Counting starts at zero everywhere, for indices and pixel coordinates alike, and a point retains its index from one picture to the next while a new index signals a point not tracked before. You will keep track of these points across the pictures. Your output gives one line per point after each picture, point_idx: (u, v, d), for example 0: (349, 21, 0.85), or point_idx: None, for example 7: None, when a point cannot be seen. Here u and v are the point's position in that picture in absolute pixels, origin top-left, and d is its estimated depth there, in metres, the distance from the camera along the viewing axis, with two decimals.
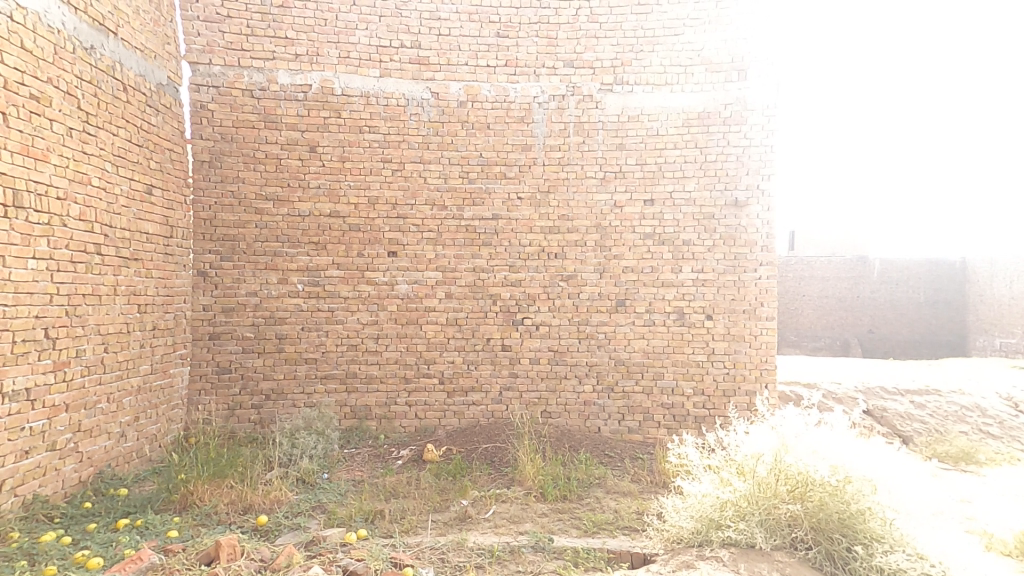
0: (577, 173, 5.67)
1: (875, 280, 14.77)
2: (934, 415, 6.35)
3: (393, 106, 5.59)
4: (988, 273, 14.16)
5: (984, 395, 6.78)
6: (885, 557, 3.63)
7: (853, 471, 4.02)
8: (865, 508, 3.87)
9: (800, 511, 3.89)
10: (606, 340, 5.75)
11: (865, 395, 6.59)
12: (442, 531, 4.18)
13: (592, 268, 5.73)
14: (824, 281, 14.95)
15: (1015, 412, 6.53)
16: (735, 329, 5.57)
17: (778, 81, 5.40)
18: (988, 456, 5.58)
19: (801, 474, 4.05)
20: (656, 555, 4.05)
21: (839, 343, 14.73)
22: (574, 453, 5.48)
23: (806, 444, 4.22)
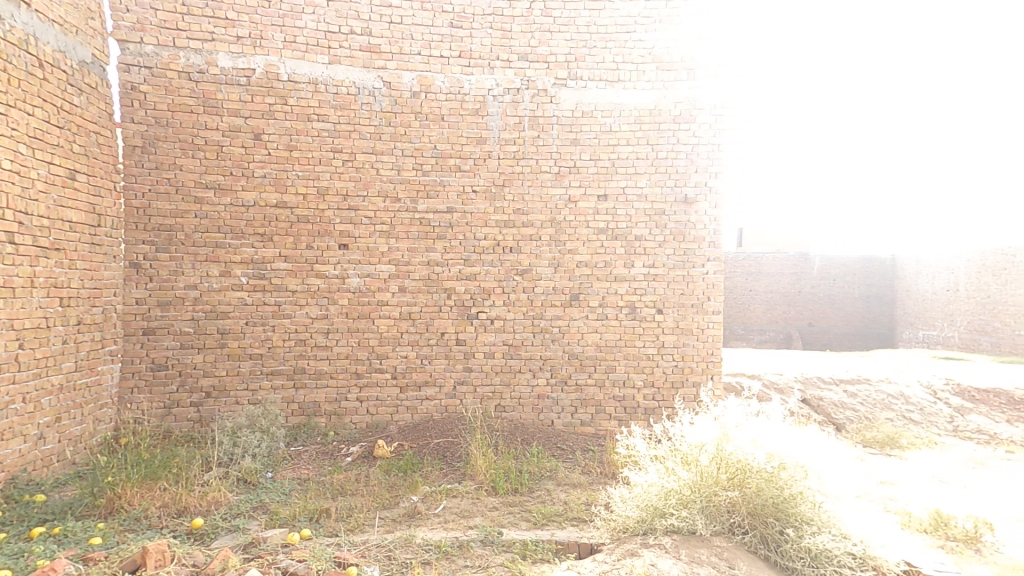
0: (532, 167, 5.67)
1: (817, 276, 15.50)
2: (864, 403, 6.71)
3: (343, 95, 5.44)
4: (914, 269, 14.96)
5: (908, 383, 7.19)
6: (813, 538, 3.83)
7: (786, 457, 4.21)
8: (797, 492, 4.05)
9: (738, 497, 4.05)
10: (560, 334, 5.76)
11: (803, 385, 6.89)
12: (390, 528, 4.11)
13: (547, 262, 5.76)
14: (769, 276, 15.58)
15: (934, 399, 6.95)
16: (684, 323, 5.57)
17: (726, 81, 5.40)
18: (910, 441, 5.92)
19: (741, 461, 4.20)
20: (602, 545, 4.13)
21: (783, 335, 15.39)
22: (526, 447, 5.47)
23: (747, 433, 4.39)
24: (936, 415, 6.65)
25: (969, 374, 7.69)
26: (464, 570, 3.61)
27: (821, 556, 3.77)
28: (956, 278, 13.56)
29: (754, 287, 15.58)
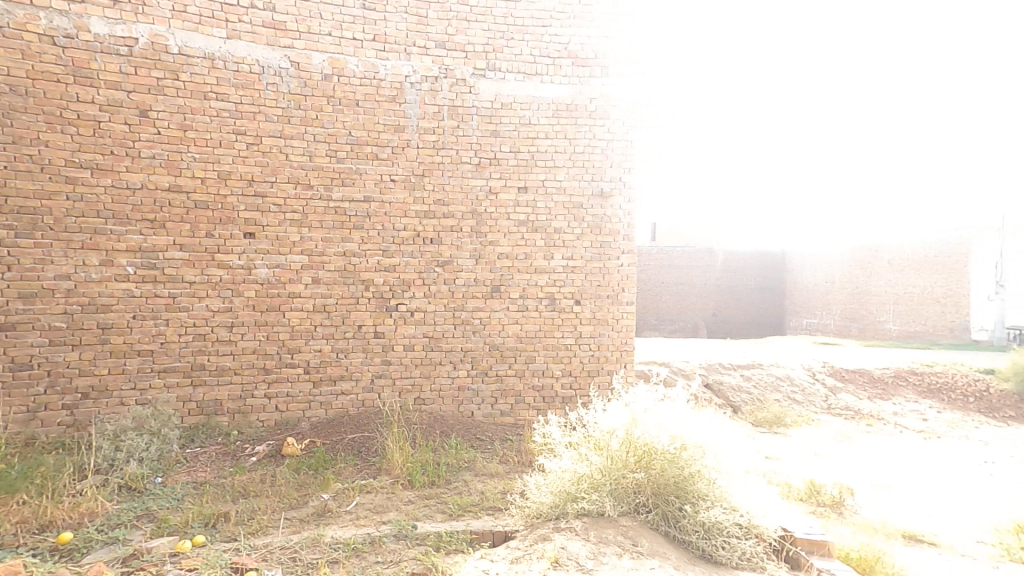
0: (452, 158, 5.57)
1: (717, 270, 17.76)
2: (757, 386, 7.28)
3: (245, 72, 5.10)
4: (799, 266, 17.95)
5: (793, 366, 7.91)
6: (707, 512, 4.10)
7: (687, 438, 4.44)
8: (695, 470, 4.32)
9: (643, 479, 4.30)
10: (481, 326, 5.76)
11: (706, 370, 7.36)
12: (296, 529, 3.93)
13: (468, 254, 5.72)
14: (677, 270, 17.61)
15: (813, 379, 7.69)
16: (600, 314, 5.75)
17: (637, 79, 5.61)
18: (793, 419, 6.53)
19: (647, 444, 4.42)
20: (516, 532, 4.19)
21: (692, 324, 17.55)
22: (445, 439, 5.43)
23: (653, 417, 4.58)
24: (813, 394, 7.37)
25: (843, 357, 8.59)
26: (375, 566, 3.53)
27: (713, 528, 4.05)
28: (830, 274, 16.65)
29: (664, 280, 17.38)
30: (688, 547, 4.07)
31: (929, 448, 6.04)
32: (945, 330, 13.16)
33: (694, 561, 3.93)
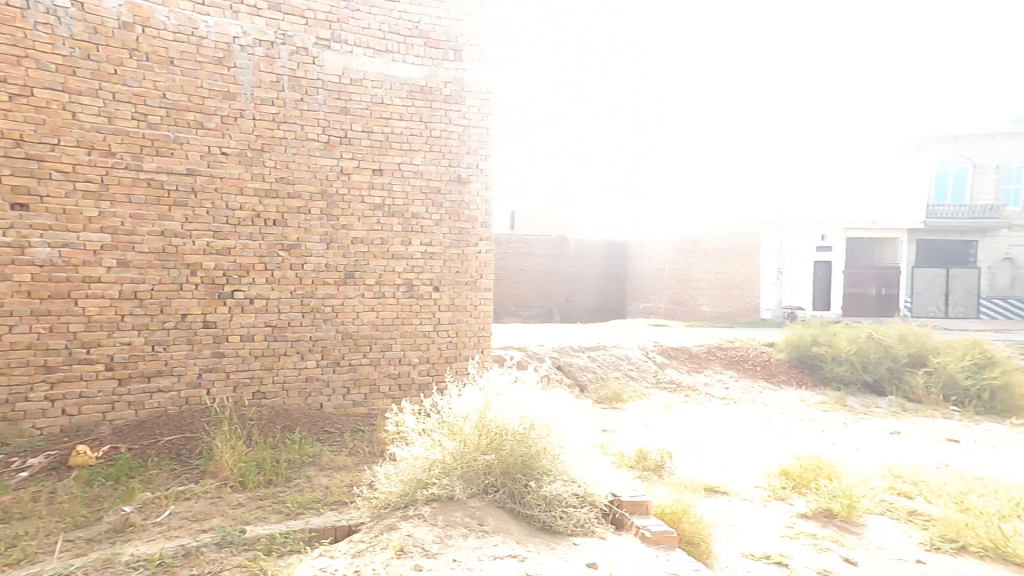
0: (296, 133, 5.12)
1: (570, 258, 19.72)
2: (601, 365, 8.05)
3: (5, 6, 4.19)
4: (640, 255, 20.67)
5: (630, 346, 8.82)
6: (549, 486, 4.31)
7: (536, 418, 4.62)
8: (543, 447, 4.53)
9: (492, 460, 4.36)
10: (333, 313, 5.39)
11: (558, 353, 7.89)
12: (81, 551, 3.32)
13: (318, 237, 5.28)
14: (535, 258, 18.88)
15: (646, 357, 8.66)
16: (459, 300, 5.76)
17: (490, 67, 5.70)
18: (629, 394, 7.44)
19: (498, 426, 4.48)
20: (361, 524, 4.02)
21: (545, 310, 18.96)
22: (287, 434, 5.04)
23: (506, 400, 4.66)
24: (647, 372, 8.27)
25: (676, 338, 9.80)
26: None
27: (553, 501, 4.27)
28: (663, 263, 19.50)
29: (522, 267, 18.69)
30: (531, 521, 4.23)
31: (726, 412, 7.29)
32: (744, 311, 15.82)
33: (534, 533, 4.10)
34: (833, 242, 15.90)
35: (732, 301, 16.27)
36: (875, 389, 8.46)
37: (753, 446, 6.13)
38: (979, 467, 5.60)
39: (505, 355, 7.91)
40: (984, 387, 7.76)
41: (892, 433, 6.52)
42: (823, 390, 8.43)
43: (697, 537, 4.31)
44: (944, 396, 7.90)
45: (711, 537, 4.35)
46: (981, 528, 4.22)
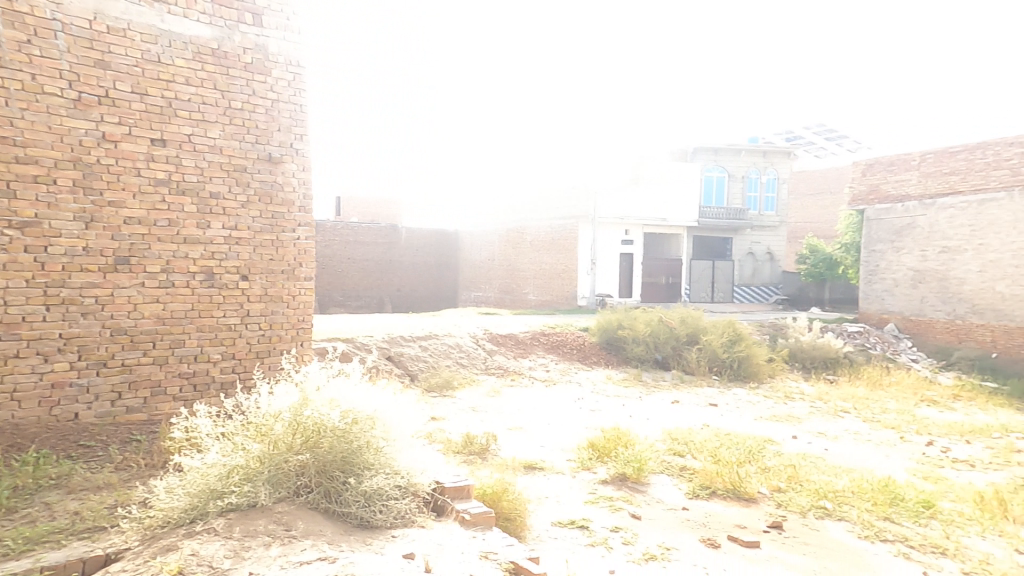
0: (27, 84, 4.13)
1: (405, 247, 19.91)
2: (432, 354, 8.26)
3: None
4: (468, 244, 21.19)
5: (462, 335, 9.13)
6: (370, 481, 3.91)
7: (360, 410, 4.16)
8: (366, 441, 4.09)
9: (306, 460, 3.90)
10: (97, 305, 4.46)
11: (388, 343, 7.92)
12: None
13: (72, 216, 4.34)
14: (368, 246, 18.91)
15: (476, 345, 9.05)
16: (273, 290, 5.27)
17: (298, 37, 5.30)
18: (460, 381, 7.80)
19: (315, 423, 4.01)
20: (124, 551, 3.27)
21: (377, 301, 19.00)
22: (19, 455, 4.09)
23: (326, 394, 4.19)
24: (476, 360, 8.70)
25: (508, 325, 10.39)
26: None
27: (373, 496, 3.87)
28: (489, 253, 20.45)
29: (352, 255, 18.66)
30: (348, 520, 3.80)
31: (545, 395, 7.88)
32: (563, 298, 16.88)
33: (350, 532, 3.67)
34: (634, 237, 17.54)
35: (554, 289, 17.43)
36: (663, 365, 9.86)
37: (561, 424, 6.71)
38: (726, 424, 7.01)
39: (329, 347, 7.56)
40: (735, 358, 9.40)
41: (673, 402, 7.73)
42: (624, 369, 9.57)
43: (514, 512, 4.41)
44: (708, 367, 9.45)
45: (527, 511, 4.55)
46: (727, 475, 5.32)
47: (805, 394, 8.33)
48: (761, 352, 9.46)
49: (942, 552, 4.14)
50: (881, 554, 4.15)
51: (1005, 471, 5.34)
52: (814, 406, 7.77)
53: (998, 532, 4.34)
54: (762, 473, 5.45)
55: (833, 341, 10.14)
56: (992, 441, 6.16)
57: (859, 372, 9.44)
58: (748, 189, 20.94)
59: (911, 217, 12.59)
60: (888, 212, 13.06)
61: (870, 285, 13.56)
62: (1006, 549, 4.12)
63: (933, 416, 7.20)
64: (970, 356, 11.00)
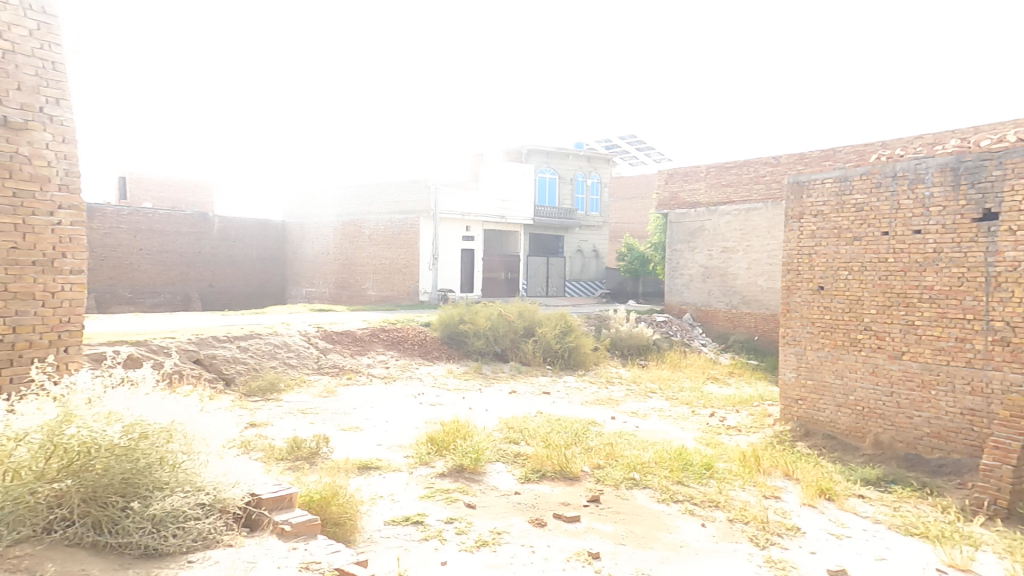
0: None
1: (217, 237, 16.69)
2: (253, 355, 7.73)
3: None
4: (301, 235, 18.78)
5: (291, 333, 8.61)
6: (161, 502, 2.98)
7: (152, 421, 3.17)
8: (159, 458, 3.11)
9: (66, 487, 2.82)
10: None
11: (195, 346, 7.24)
12: None
13: None
14: (164, 235, 15.48)
15: (308, 343, 8.61)
16: (17, 284, 4.09)
17: None
18: (287, 383, 7.38)
19: (84, 443, 2.91)
20: None
21: (181, 298, 15.80)
22: None
23: (104, 406, 3.12)
24: (307, 358, 8.28)
25: (347, 321, 9.98)
26: None
27: (165, 520, 2.96)
28: (325, 244, 18.15)
29: (142, 246, 15.04)
30: (127, 552, 2.86)
31: (384, 394, 7.68)
32: (403, 293, 15.89)
33: (128, 566, 2.75)
34: (476, 233, 17.02)
35: (395, 285, 16.26)
36: (502, 358, 10.28)
37: (398, 420, 6.63)
38: (557, 410, 7.58)
39: (106, 353, 6.65)
40: (566, 347, 10.27)
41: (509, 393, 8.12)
42: (465, 362, 9.78)
43: (345, 516, 4.06)
44: (543, 357, 10.16)
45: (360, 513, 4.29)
46: (555, 457, 5.68)
47: (621, 377, 9.53)
48: (588, 340, 10.51)
49: (715, 505, 4.98)
50: (671, 514, 4.84)
51: (758, 433, 6.59)
52: (630, 388, 8.91)
53: (753, 483, 5.33)
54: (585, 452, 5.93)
55: (643, 330, 11.32)
56: (751, 408, 7.47)
57: (664, 357, 10.70)
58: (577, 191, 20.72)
59: (700, 221, 13.10)
60: (685, 216, 13.39)
61: (672, 280, 13.78)
62: (756, 495, 5.10)
63: (714, 390, 8.64)
64: (742, 339, 11.98)
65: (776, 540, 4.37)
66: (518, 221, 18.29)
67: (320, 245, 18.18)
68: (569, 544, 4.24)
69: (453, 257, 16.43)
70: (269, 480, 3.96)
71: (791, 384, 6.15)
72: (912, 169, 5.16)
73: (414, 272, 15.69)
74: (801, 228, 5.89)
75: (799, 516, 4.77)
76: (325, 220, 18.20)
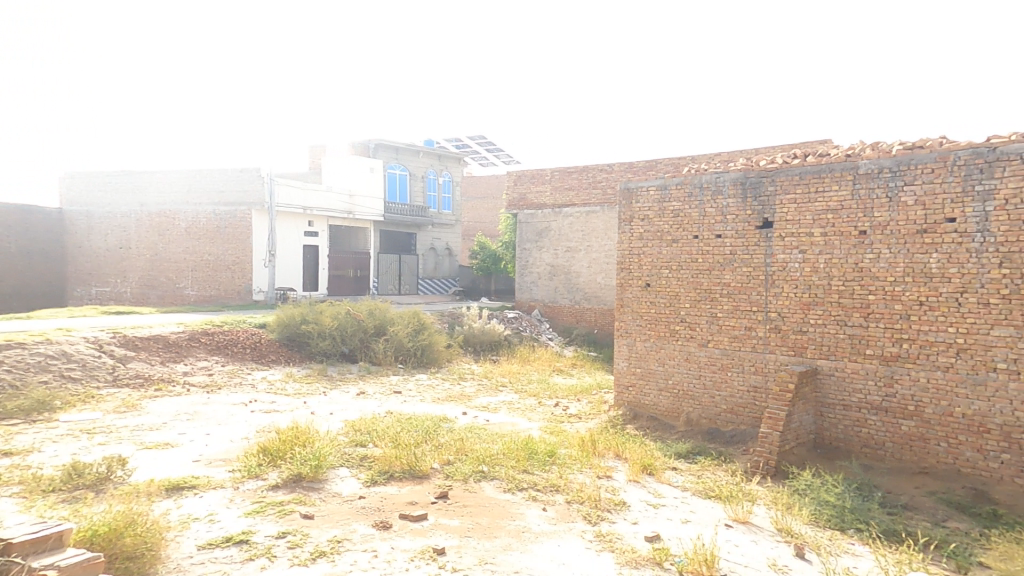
0: None
1: None
2: (13, 370, 6.58)
3: None
4: (89, 225, 16.09)
5: (74, 343, 7.56)
6: None
7: None
8: None
9: None
10: None
11: None
12: None
13: None
14: None
15: (98, 352, 7.63)
16: None
17: None
18: (65, 401, 6.40)
19: None
20: None
21: None
22: None
23: None
24: (97, 368, 7.32)
25: (157, 326, 9.06)
26: None
27: None
28: (126, 236, 15.84)
29: None
30: None
31: (203, 404, 7.00)
32: (233, 292, 14.93)
33: None
34: (318, 229, 16.78)
35: (221, 282, 15.09)
36: (349, 358, 10.05)
37: (220, 432, 6.05)
38: (406, 409, 7.55)
39: None
40: (419, 346, 10.27)
41: (355, 395, 7.86)
42: (305, 365, 9.39)
43: (142, 546, 3.49)
44: (395, 357, 10.07)
45: (164, 542, 3.72)
46: (404, 457, 5.55)
47: (474, 373, 9.86)
48: (443, 339, 10.64)
49: (555, 489, 5.29)
50: (516, 502, 5.02)
51: (595, 419, 7.23)
52: (481, 383, 9.27)
53: (590, 465, 5.77)
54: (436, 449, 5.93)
55: (496, 326, 11.73)
56: (590, 396, 8.24)
57: (514, 352, 11.23)
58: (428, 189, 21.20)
59: (547, 221, 13.89)
60: (533, 216, 14.13)
61: (523, 279, 14.41)
62: (591, 477, 5.51)
63: (560, 381, 9.36)
64: (583, 333, 13.08)
65: (605, 516, 4.80)
66: (367, 218, 18.39)
67: (121, 238, 15.83)
68: (414, 544, 4.14)
69: (294, 253, 16.07)
70: (24, 522, 3.17)
71: (624, 372, 6.81)
72: (714, 181, 5.98)
73: (247, 268, 14.87)
74: (631, 230, 6.50)
75: (625, 492, 5.28)
76: (126, 208, 15.82)
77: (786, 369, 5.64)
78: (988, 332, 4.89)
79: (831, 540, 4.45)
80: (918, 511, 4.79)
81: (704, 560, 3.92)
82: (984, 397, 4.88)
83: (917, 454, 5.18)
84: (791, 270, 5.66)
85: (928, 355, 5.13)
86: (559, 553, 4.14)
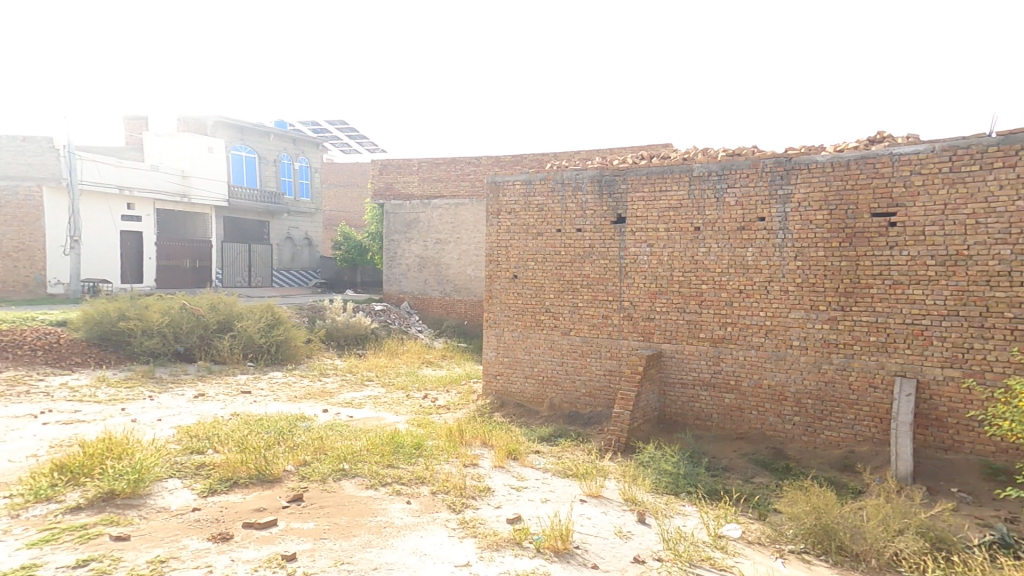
0: None
1: None
2: None
3: None
4: None
5: None
6: None
7: None
8: None
9: None
10: None
11: None
12: None
13: None
14: None
15: None
16: None
17: None
18: None
19: None
20: None
21: None
22: None
23: None
24: None
25: None
26: None
27: None
28: None
29: None
30: None
31: None
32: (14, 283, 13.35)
33: None
34: (141, 212, 15.80)
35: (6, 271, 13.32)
36: (187, 358, 9.27)
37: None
38: (254, 409, 7.04)
39: None
40: (272, 342, 9.78)
41: (190, 399, 7.14)
42: (123, 367, 8.47)
43: None
44: (242, 354, 9.47)
45: None
46: (252, 461, 5.10)
47: (337, 368, 9.56)
48: (301, 333, 10.24)
49: (421, 481, 5.24)
50: (378, 498, 4.87)
51: (462, 409, 7.39)
52: (344, 378, 9.05)
53: (456, 455, 5.83)
54: (290, 450, 5.54)
55: (361, 319, 11.55)
56: (458, 387, 8.47)
57: (379, 346, 11.20)
58: (281, 174, 21.15)
59: (416, 213, 14.16)
60: (402, 207, 14.30)
61: (393, 270, 14.57)
62: (457, 466, 5.56)
63: (429, 372, 9.51)
64: (453, 325, 13.39)
65: (469, 503, 4.85)
66: (207, 202, 17.64)
67: None
68: (259, 553, 3.79)
69: (109, 239, 15.01)
70: None
71: (492, 361, 7.11)
72: (574, 178, 6.35)
73: (36, 256, 13.50)
74: (499, 223, 6.79)
75: (491, 478, 5.40)
76: None
77: (635, 353, 6.20)
78: (787, 315, 5.75)
79: (666, 504, 4.95)
80: (735, 471, 5.55)
81: (559, 535, 4.11)
82: (784, 370, 5.76)
83: (736, 422, 5.99)
84: (640, 262, 6.16)
85: (745, 337, 5.90)
86: (421, 545, 4.07)
